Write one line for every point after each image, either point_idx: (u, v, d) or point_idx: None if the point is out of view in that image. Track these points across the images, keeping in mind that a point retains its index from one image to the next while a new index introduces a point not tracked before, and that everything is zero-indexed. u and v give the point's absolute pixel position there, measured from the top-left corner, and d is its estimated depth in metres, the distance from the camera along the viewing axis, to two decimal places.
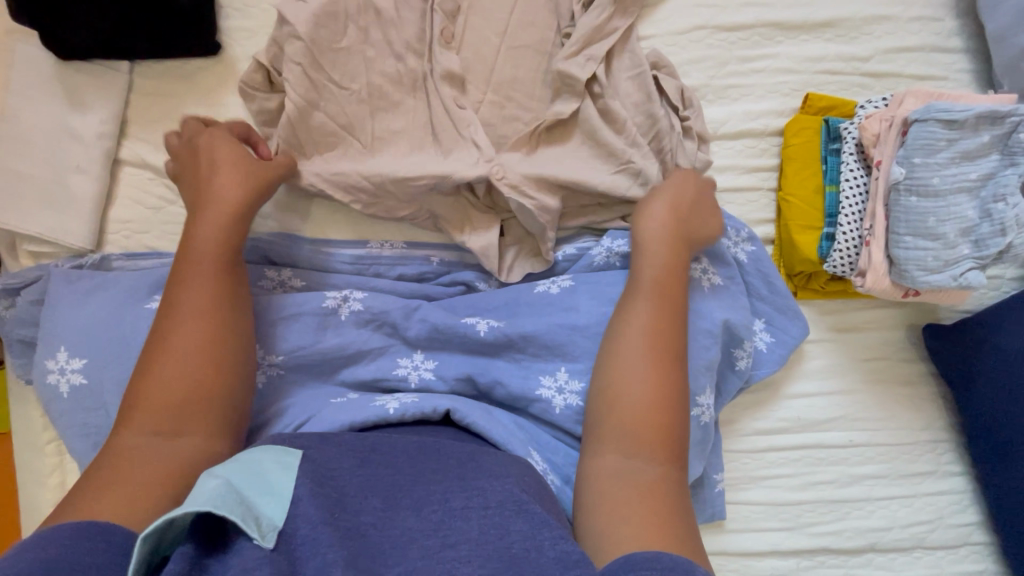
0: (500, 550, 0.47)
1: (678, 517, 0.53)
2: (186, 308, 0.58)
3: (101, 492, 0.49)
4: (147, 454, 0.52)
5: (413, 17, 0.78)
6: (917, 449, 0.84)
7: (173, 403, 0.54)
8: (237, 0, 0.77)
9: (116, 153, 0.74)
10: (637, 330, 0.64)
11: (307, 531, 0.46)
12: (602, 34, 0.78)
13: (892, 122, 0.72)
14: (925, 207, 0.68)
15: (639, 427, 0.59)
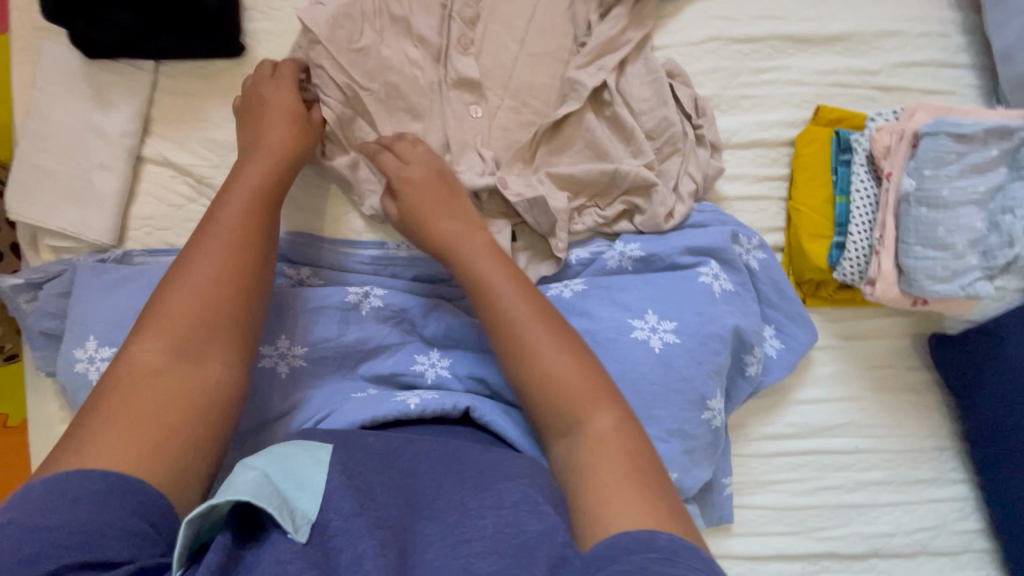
0: (514, 546, 0.47)
1: (639, 461, 0.52)
2: (211, 242, 0.59)
3: (120, 410, 0.49)
4: (163, 379, 0.51)
5: (434, 23, 0.79)
6: (922, 456, 0.85)
7: (187, 328, 0.54)
8: (261, 3, 0.78)
9: (139, 150, 0.75)
10: (515, 316, 0.62)
11: (341, 523, 0.48)
12: (619, 44, 0.79)
13: (902, 135, 0.73)
14: (934, 217, 0.70)
15: (570, 399, 0.57)
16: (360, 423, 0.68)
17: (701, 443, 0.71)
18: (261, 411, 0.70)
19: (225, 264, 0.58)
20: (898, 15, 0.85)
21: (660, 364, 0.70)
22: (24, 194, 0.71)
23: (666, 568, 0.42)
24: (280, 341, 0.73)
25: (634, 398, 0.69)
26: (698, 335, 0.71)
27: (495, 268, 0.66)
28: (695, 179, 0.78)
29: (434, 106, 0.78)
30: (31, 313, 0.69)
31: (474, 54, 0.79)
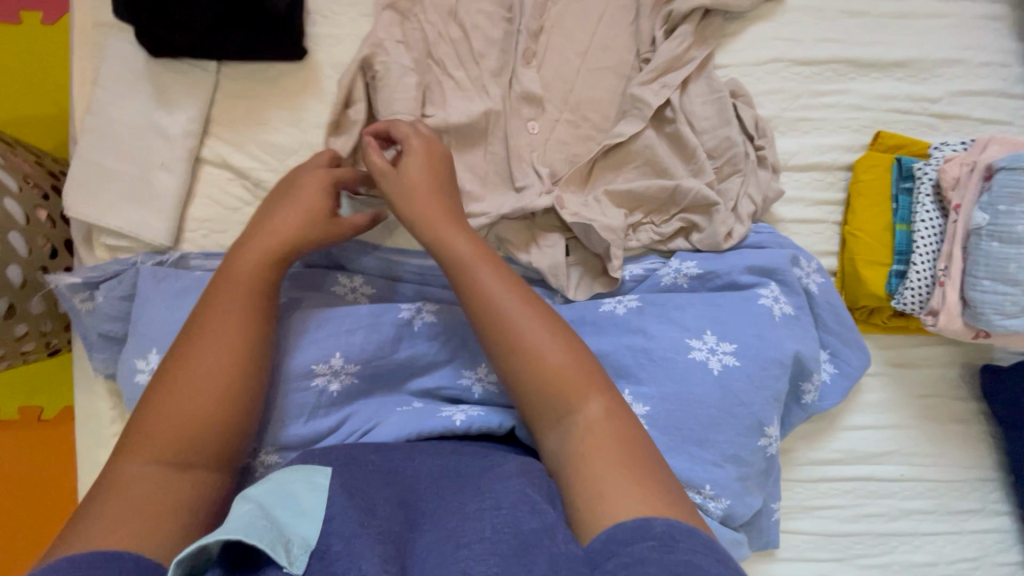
0: (513, 546, 0.45)
1: (627, 448, 0.53)
2: (207, 339, 0.57)
3: (105, 519, 0.47)
4: (153, 488, 0.50)
5: (497, 34, 0.79)
6: (966, 486, 0.85)
7: (182, 436, 0.53)
8: (325, 7, 0.78)
9: (199, 151, 0.74)
10: (504, 305, 0.60)
11: (341, 548, 0.47)
12: (683, 63, 0.79)
13: (974, 168, 0.73)
14: (1007, 253, 0.69)
15: (563, 388, 0.56)
16: (405, 436, 0.68)
17: (755, 470, 0.71)
18: (311, 430, 0.69)
19: (224, 358, 0.57)
20: (962, 43, 0.84)
21: (719, 388, 0.69)
22: (82, 192, 0.71)
23: (663, 556, 0.42)
24: (332, 358, 0.70)
25: (690, 420, 0.69)
26: (759, 360, 0.70)
27: (477, 251, 0.63)
28: (755, 200, 0.77)
29: (495, 118, 0.77)
30: (89, 315, 0.69)
31: (536, 67, 0.79)
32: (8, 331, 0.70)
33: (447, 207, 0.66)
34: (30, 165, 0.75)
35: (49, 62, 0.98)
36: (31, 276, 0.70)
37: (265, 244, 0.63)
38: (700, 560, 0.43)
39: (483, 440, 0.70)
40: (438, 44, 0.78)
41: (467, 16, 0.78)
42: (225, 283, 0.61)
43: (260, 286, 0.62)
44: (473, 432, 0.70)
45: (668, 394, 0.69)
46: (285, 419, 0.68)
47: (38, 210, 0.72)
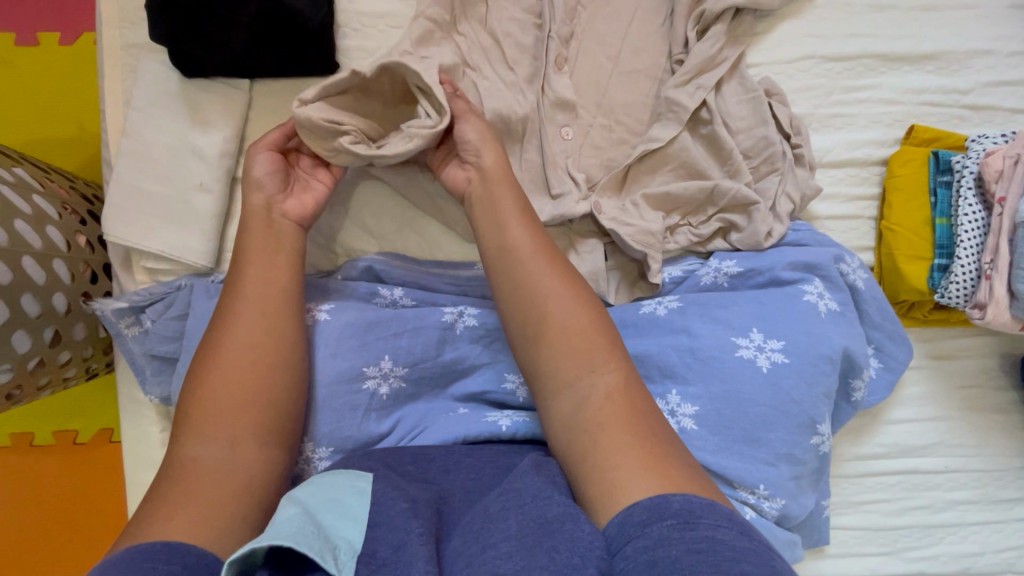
0: (537, 535, 0.47)
1: (644, 415, 0.55)
2: (239, 319, 0.63)
3: (170, 501, 0.52)
4: (208, 466, 0.55)
5: (528, 41, 0.78)
6: (1008, 475, 0.85)
7: (225, 413, 0.58)
8: (354, 20, 0.77)
9: (235, 171, 0.74)
10: (527, 261, 0.64)
11: (388, 554, 0.48)
12: (715, 63, 0.79)
13: (1017, 160, 0.73)
14: None
15: (576, 347, 0.59)
16: (453, 442, 0.69)
17: (808, 470, 0.71)
18: (364, 434, 0.69)
19: (258, 334, 0.62)
20: (990, 34, 0.84)
21: (769, 386, 0.69)
22: (122, 216, 0.70)
23: (685, 533, 0.44)
24: (382, 362, 0.70)
25: (741, 422, 0.69)
26: (809, 356, 0.70)
27: (509, 209, 0.68)
28: (794, 199, 0.77)
29: (529, 126, 0.77)
30: (135, 339, 0.69)
31: (568, 72, 0.79)
32: (53, 359, 0.69)
33: (488, 172, 0.70)
34: (66, 190, 0.74)
35: (74, 83, 0.98)
36: (74, 303, 0.70)
37: (263, 227, 0.68)
38: (721, 533, 0.44)
39: (529, 446, 0.70)
40: (470, 53, 0.77)
41: (497, 24, 0.78)
42: (252, 264, 0.66)
43: (277, 264, 0.67)
44: (519, 437, 0.70)
45: (716, 395, 0.69)
46: (337, 421, 0.68)
47: (77, 235, 0.72)
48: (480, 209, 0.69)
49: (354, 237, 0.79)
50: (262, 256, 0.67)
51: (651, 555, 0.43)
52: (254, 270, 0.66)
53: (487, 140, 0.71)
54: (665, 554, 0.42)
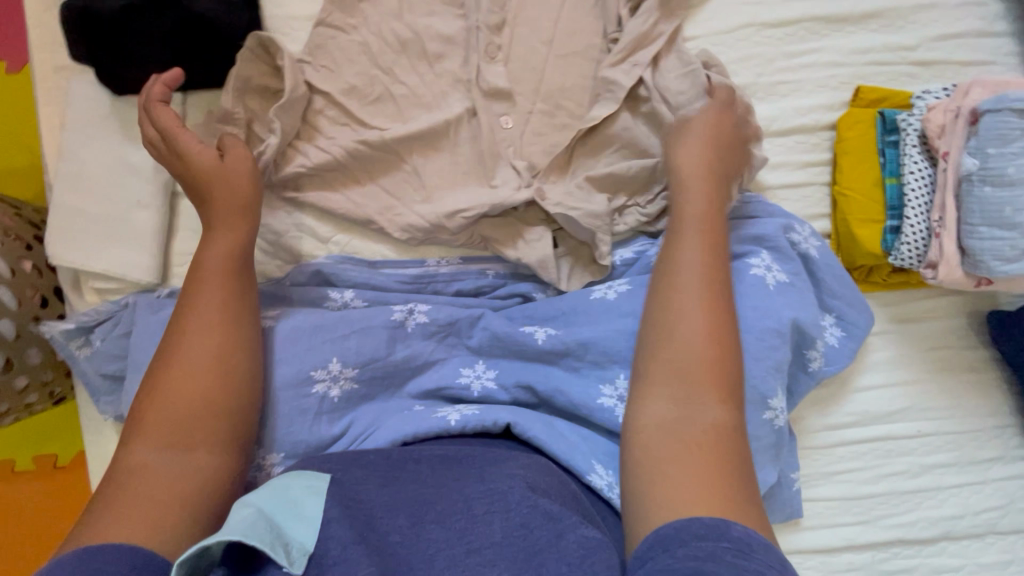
0: (524, 550, 0.50)
1: (738, 463, 0.52)
2: (199, 327, 0.62)
3: (114, 507, 0.51)
4: (159, 470, 0.54)
5: (459, 33, 0.78)
6: (984, 436, 0.84)
7: (180, 421, 0.57)
8: (283, 24, 0.76)
9: (175, 185, 0.74)
10: (681, 268, 0.63)
11: (339, 553, 0.48)
12: (651, 39, 0.78)
13: (959, 113, 0.71)
14: (1001, 196, 0.67)
15: (694, 376, 0.56)
16: (401, 439, 0.69)
17: (764, 444, 0.70)
18: (316, 437, 0.70)
19: (221, 344, 0.62)
20: None
21: None
22: (66, 239, 0.71)
23: (739, 561, 0.42)
24: (330, 364, 0.71)
25: None
26: (754, 332, 0.69)
27: (689, 213, 0.67)
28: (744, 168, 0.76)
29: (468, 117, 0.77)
30: (86, 358, 0.69)
31: (502, 61, 0.78)
32: (7, 385, 0.70)
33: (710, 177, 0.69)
34: (10, 217, 0.75)
35: (23, 110, 0.98)
36: (24, 328, 0.71)
37: (227, 232, 0.67)
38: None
39: (480, 438, 0.70)
40: (401, 49, 0.77)
41: (425, 17, 0.77)
42: (216, 272, 0.65)
43: (243, 275, 0.67)
44: (469, 430, 0.70)
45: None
46: (288, 426, 0.69)
47: (22, 261, 0.72)
48: (672, 214, 0.68)
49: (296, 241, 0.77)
50: (229, 266, 0.66)
51: (699, 565, 0.42)
52: (217, 278, 0.65)
53: (712, 153, 0.70)
54: (713, 568, 0.41)
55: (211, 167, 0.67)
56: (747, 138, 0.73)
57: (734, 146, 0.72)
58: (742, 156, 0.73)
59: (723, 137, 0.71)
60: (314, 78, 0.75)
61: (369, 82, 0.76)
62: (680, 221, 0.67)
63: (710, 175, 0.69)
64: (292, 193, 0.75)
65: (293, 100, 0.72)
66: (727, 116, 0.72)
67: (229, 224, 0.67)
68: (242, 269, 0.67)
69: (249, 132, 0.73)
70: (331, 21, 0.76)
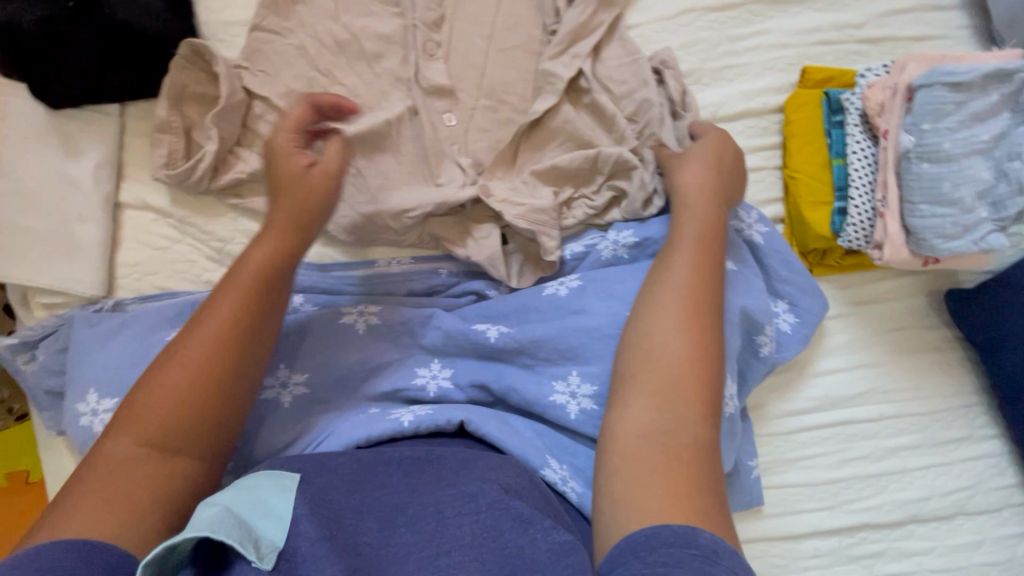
0: (495, 556, 0.47)
1: (708, 484, 0.50)
2: (213, 326, 0.56)
3: (83, 501, 0.47)
4: (138, 471, 0.50)
5: (397, 32, 0.77)
6: (950, 416, 0.83)
7: (170, 424, 0.52)
8: (219, 30, 0.76)
9: (117, 197, 0.74)
10: (671, 284, 0.62)
11: (307, 549, 0.47)
12: (591, 29, 0.77)
13: (896, 90, 0.70)
14: (938, 172, 0.67)
15: (675, 394, 0.55)
16: (355, 443, 0.68)
17: None
18: (266, 445, 0.70)
19: (233, 351, 0.56)
20: None
21: None
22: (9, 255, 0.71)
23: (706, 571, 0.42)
24: (280, 370, 0.73)
25: None
26: None
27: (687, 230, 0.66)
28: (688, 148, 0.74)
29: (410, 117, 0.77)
30: (31, 374, 0.69)
31: (442, 58, 0.78)
32: None
33: (708, 190, 0.68)
34: None
35: None
36: None
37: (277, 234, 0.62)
38: None
39: (434, 438, 0.69)
40: (339, 50, 0.76)
41: (363, 17, 0.77)
42: (249, 272, 0.60)
43: (276, 279, 0.61)
44: (422, 431, 0.69)
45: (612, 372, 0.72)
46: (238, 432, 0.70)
47: None
48: (667, 236, 0.67)
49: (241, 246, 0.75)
50: (262, 268, 0.60)
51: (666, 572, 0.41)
52: (245, 277, 0.59)
53: (713, 174, 0.69)
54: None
55: (298, 175, 0.65)
56: (742, 159, 0.73)
57: (732, 173, 0.71)
58: (738, 178, 0.73)
59: (725, 161, 0.71)
60: (251, 82, 0.74)
61: (308, 85, 0.75)
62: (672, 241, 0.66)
63: (707, 195, 0.67)
64: (234, 199, 0.74)
65: (229, 105, 0.71)
66: (728, 147, 0.72)
67: (283, 228, 0.63)
68: (277, 274, 0.61)
69: (189, 140, 0.73)
70: (267, 26, 0.75)
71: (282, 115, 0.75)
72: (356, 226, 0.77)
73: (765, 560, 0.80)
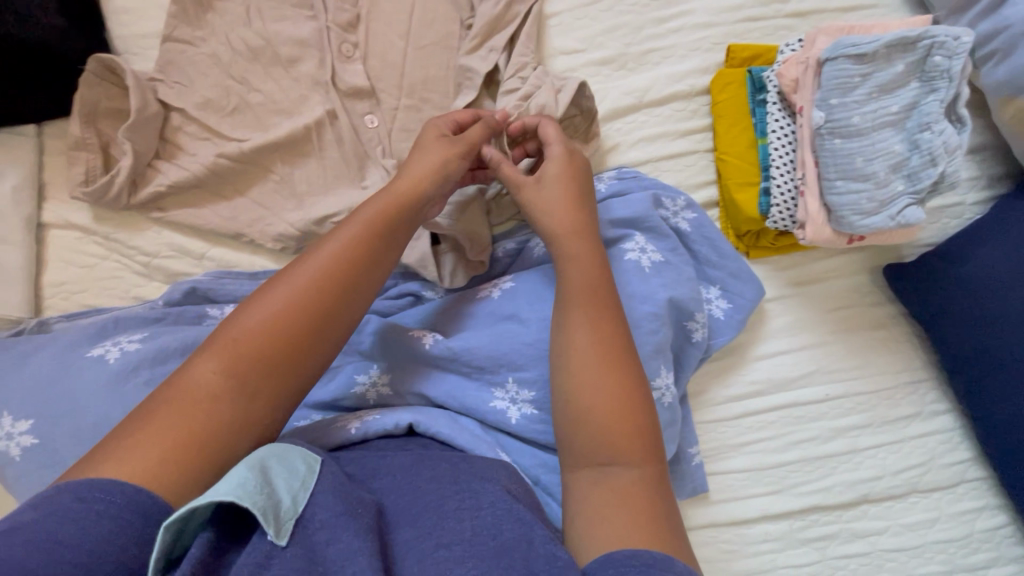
0: (492, 548, 0.46)
1: (663, 514, 0.50)
2: (307, 274, 0.57)
3: (151, 428, 0.47)
4: (208, 405, 0.49)
5: (313, 35, 0.76)
6: (898, 392, 0.81)
7: (250, 362, 0.52)
8: (133, 45, 0.76)
9: (40, 217, 0.74)
10: (580, 352, 0.58)
11: (326, 517, 0.45)
12: (507, 20, 0.76)
13: (807, 65, 0.69)
14: (850, 147, 0.66)
15: (615, 441, 0.54)
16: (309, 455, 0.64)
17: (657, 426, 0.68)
18: None
19: (321, 301, 0.56)
20: None
21: None
22: None
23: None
24: None
25: None
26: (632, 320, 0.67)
27: (575, 286, 0.62)
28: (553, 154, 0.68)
29: (331, 120, 0.76)
30: None
31: (360, 58, 0.77)
32: None
33: (577, 226, 0.65)
34: None
35: None
36: None
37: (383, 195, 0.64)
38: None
39: (384, 442, 0.66)
40: (254, 56, 0.75)
41: (278, 21, 0.76)
42: (353, 227, 0.61)
43: (377, 238, 0.61)
44: (371, 435, 0.66)
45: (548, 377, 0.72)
46: None
47: None
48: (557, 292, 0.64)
49: (167, 259, 0.75)
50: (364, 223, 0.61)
51: None
52: (345, 232, 0.61)
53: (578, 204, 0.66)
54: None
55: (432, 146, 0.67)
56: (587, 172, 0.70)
57: (588, 192, 0.69)
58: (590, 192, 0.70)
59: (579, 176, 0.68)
60: (167, 94, 0.74)
61: (224, 93, 0.75)
62: (565, 296, 0.62)
63: (582, 235, 0.65)
64: (156, 213, 0.74)
65: (140, 118, 0.71)
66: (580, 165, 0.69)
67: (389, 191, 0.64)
68: (378, 232, 0.61)
69: (106, 156, 0.73)
70: (179, 36, 0.75)
71: (200, 127, 0.75)
72: (287, 235, 0.75)
73: (715, 546, 0.78)
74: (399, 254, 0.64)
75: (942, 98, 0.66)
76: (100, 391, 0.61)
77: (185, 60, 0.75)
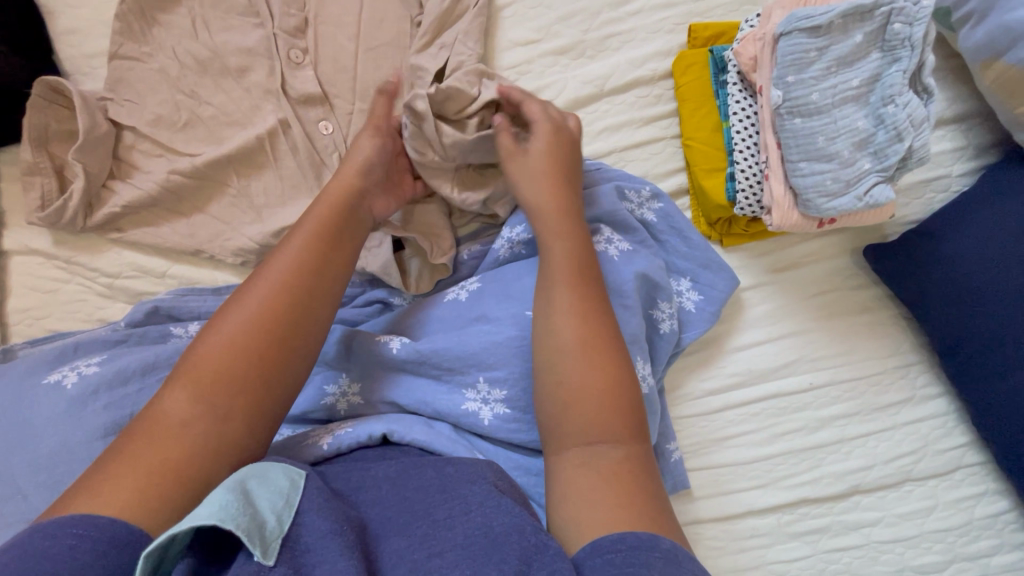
0: (483, 545, 0.45)
1: (652, 495, 0.49)
2: (268, 281, 0.57)
3: (125, 461, 0.46)
4: (180, 428, 0.49)
5: (262, 42, 0.75)
6: (886, 377, 0.78)
7: (217, 378, 0.51)
8: (84, 67, 0.76)
9: (3, 246, 0.74)
10: (567, 337, 0.56)
11: (314, 539, 0.43)
12: (457, 15, 0.74)
13: (764, 41, 0.67)
14: (810, 127, 0.64)
15: (599, 421, 0.52)
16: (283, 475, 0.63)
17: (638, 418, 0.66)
18: None
19: (285, 304, 0.56)
20: None
21: None
22: None
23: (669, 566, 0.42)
24: None
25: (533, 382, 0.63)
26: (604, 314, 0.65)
27: (563, 266, 0.60)
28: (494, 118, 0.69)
29: (285, 128, 0.74)
30: None
31: (310, 63, 0.75)
32: None
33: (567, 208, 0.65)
34: None
35: None
36: None
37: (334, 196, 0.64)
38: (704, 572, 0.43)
39: (358, 454, 0.64)
40: (203, 69, 0.74)
41: (226, 32, 0.75)
42: (312, 230, 0.61)
43: (336, 238, 0.62)
44: (345, 450, 0.64)
45: (520, 374, 0.69)
46: None
47: None
48: (542, 269, 0.62)
49: (128, 279, 0.74)
50: (321, 225, 0.61)
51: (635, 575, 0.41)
52: (302, 236, 0.60)
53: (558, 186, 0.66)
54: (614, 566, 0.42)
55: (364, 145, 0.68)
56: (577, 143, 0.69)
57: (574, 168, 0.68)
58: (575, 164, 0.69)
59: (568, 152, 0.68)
60: (118, 113, 0.73)
61: (174, 109, 0.74)
62: (549, 277, 0.60)
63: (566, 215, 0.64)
64: (115, 234, 0.74)
65: (90, 139, 0.70)
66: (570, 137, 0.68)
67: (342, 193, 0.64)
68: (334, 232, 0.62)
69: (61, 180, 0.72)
70: (126, 53, 0.74)
71: (154, 143, 0.74)
72: (246, 249, 0.73)
73: (703, 546, 0.75)
74: (358, 251, 0.64)
75: (905, 68, 0.62)
76: (58, 417, 0.60)
77: (133, 76, 0.74)
